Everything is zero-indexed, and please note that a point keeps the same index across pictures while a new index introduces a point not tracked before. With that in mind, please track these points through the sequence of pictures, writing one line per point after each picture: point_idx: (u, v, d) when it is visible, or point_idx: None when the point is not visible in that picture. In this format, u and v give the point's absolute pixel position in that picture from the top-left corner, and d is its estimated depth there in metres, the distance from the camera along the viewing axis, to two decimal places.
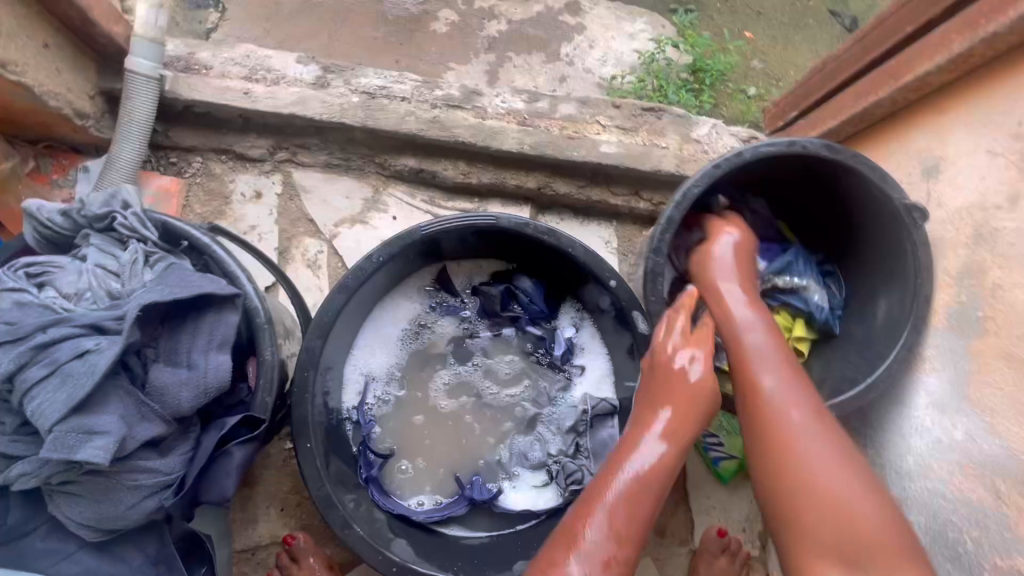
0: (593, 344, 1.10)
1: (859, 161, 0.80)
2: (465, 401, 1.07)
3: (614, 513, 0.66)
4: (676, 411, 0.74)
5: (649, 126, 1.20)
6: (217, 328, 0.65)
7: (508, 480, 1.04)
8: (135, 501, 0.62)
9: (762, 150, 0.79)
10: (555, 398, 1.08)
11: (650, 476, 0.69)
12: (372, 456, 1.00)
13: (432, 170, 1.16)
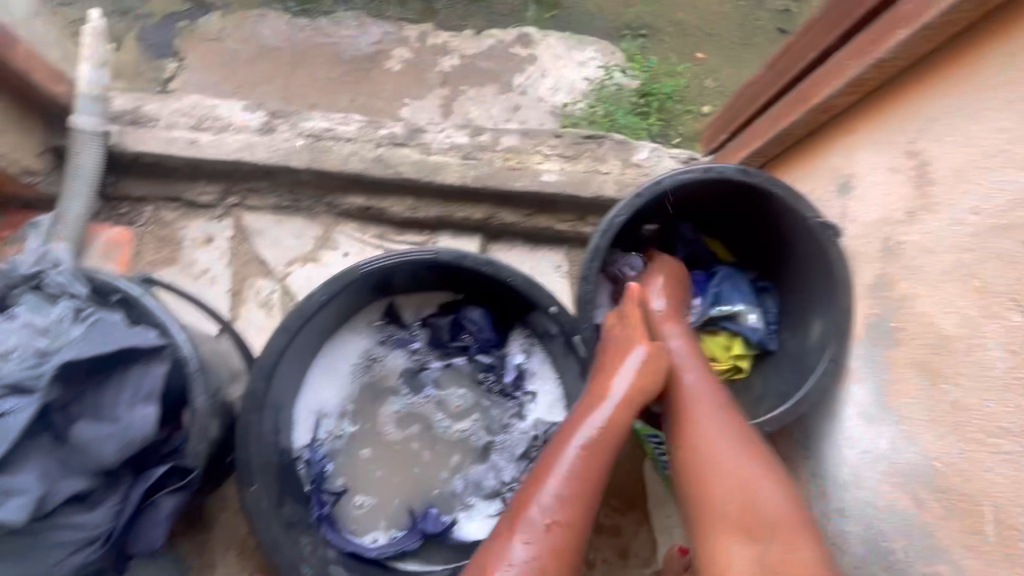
0: (543, 369, 1.11)
1: (775, 183, 0.84)
2: (421, 433, 1.08)
3: (552, 497, 0.75)
4: (616, 406, 0.82)
5: (591, 154, 1.24)
6: (143, 381, 0.67)
7: (463, 510, 1.04)
8: (60, 556, 0.64)
9: (681, 177, 0.83)
10: (508, 425, 1.09)
11: (588, 469, 0.78)
12: (325, 494, 1.01)
13: (380, 207, 1.18)
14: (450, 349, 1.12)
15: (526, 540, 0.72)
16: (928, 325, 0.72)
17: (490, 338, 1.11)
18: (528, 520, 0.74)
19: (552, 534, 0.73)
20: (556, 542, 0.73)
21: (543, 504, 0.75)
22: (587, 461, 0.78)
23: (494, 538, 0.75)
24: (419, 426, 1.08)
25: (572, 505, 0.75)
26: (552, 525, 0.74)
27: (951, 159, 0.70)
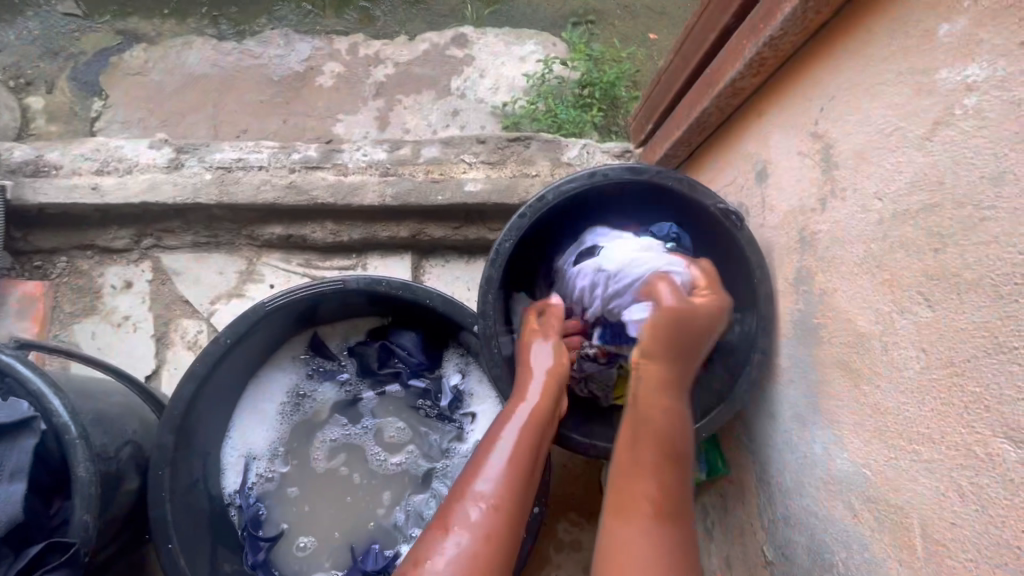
0: (482, 390, 1.07)
1: (666, 176, 0.81)
2: (356, 466, 1.04)
3: (490, 489, 0.67)
4: (537, 401, 0.76)
5: (517, 157, 1.19)
6: (8, 458, 0.64)
7: (406, 542, 0.99)
8: None
9: (562, 189, 0.80)
10: (448, 450, 1.04)
11: (522, 452, 0.71)
12: (260, 540, 0.97)
13: (301, 234, 1.14)
14: (383, 378, 1.08)
15: (462, 534, 0.63)
16: (845, 320, 0.67)
17: (423, 361, 1.07)
18: (463, 513, 0.65)
19: (492, 522, 0.65)
20: (496, 533, 0.64)
21: (482, 496, 0.66)
22: (522, 448, 0.71)
23: (424, 543, 0.65)
24: (355, 460, 1.04)
25: (509, 490, 0.68)
26: (489, 514, 0.65)
27: (852, 139, 0.64)
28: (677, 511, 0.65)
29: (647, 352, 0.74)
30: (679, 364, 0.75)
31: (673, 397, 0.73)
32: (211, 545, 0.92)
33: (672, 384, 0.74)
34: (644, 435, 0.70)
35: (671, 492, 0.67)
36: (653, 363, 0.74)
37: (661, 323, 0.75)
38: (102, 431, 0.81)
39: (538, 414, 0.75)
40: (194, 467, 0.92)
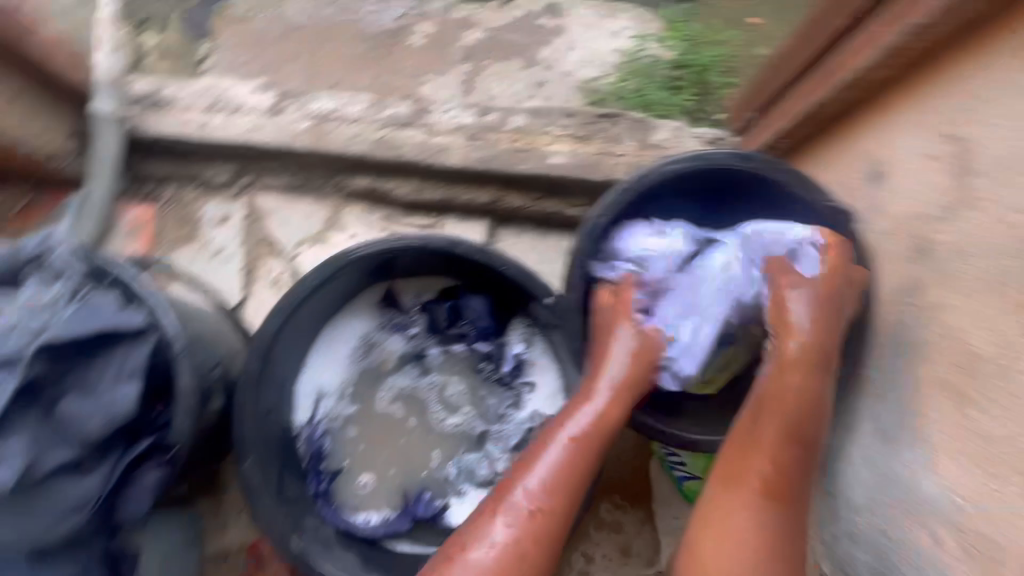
0: (542, 362, 1.07)
1: (773, 167, 0.79)
2: (415, 417, 1.08)
3: (536, 487, 0.72)
4: (601, 408, 0.78)
5: (605, 134, 1.16)
6: (128, 360, 0.71)
7: (455, 495, 1.04)
8: (55, 519, 0.68)
9: (667, 168, 0.79)
10: (504, 415, 1.06)
11: (577, 458, 0.75)
12: (322, 471, 1.04)
13: (386, 188, 1.17)
14: (451, 336, 1.11)
15: (507, 521, 0.70)
16: (957, 338, 0.63)
17: (490, 326, 1.09)
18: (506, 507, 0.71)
19: (532, 517, 0.70)
20: (535, 528, 0.70)
21: (527, 493, 0.71)
22: (574, 448, 0.75)
23: (467, 529, 0.72)
24: (417, 411, 1.09)
25: (552, 490, 0.72)
26: (531, 510, 0.70)
27: (998, 145, 0.59)
28: (793, 496, 0.68)
29: (794, 333, 0.75)
30: (829, 347, 0.74)
31: (817, 378, 0.73)
32: (279, 470, 0.98)
33: (818, 369, 0.73)
34: (771, 412, 0.72)
35: (793, 478, 0.68)
36: (797, 344, 0.75)
37: (812, 300, 0.76)
38: (202, 348, 0.87)
39: (590, 423, 0.77)
40: (273, 395, 0.98)
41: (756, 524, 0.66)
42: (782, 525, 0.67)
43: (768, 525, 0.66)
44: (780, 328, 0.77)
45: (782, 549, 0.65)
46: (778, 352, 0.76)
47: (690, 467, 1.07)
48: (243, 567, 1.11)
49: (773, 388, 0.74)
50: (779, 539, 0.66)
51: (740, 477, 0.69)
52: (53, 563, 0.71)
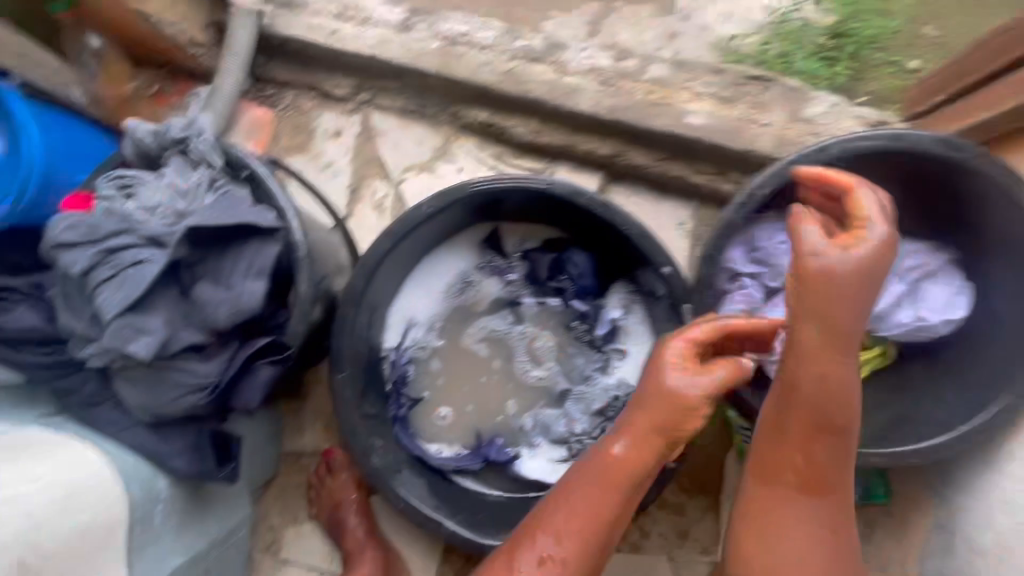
0: (637, 332, 1.03)
1: (983, 162, 0.71)
2: (500, 362, 1.07)
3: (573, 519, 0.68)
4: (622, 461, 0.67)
5: (752, 99, 1.05)
6: (257, 257, 0.71)
7: (527, 447, 1.04)
8: (177, 395, 0.70)
9: (856, 143, 0.73)
10: (589, 377, 1.04)
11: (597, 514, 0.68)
12: (404, 397, 1.05)
13: (503, 126, 1.12)
14: (549, 290, 1.07)
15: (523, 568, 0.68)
16: None
17: (591, 286, 1.05)
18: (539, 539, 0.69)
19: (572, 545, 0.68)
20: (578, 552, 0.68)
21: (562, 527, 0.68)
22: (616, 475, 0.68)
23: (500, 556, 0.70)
24: (503, 357, 1.07)
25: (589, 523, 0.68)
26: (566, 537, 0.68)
27: None
28: (832, 486, 0.66)
29: (814, 317, 0.62)
30: (855, 326, 0.62)
31: (846, 363, 0.63)
32: (364, 388, 0.98)
33: (845, 357, 0.63)
34: (797, 407, 0.65)
35: (834, 472, 0.66)
36: (818, 326, 0.62)
37: (834, 276, 0.61)
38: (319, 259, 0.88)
39: (609, 477, 0.67)
40: (370, 315, 0.98)
41: (804, 515, 0.66)
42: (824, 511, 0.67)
43: (812, 510, 0.67)
44: (796, 310, 0.63)
45: (829, 532, 0.67)
46: (794, 341, 0.64)
47: None
48: (315, 469, 1.18)
49: (790, 381, 0.65)
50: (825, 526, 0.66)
51: (776, 469, 0.67)
52: (166, 435, 0.74)
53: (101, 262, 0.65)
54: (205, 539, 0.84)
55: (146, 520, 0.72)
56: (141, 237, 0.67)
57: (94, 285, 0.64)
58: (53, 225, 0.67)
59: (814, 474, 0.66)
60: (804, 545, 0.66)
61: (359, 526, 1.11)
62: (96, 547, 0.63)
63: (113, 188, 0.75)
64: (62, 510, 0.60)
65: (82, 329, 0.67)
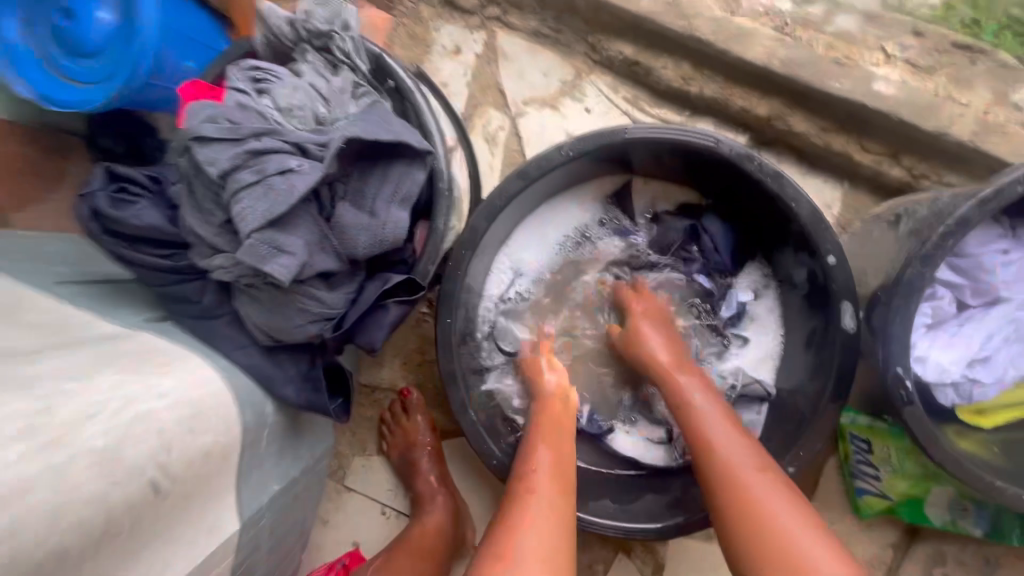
0: (761, 321, 0.95)
1: None
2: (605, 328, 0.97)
3: (535, 493, 0.64)
4: (540, 454, 0.69)
5: (953, 72, 0.89)
6: (404, 182, 0.62)
7: (623, 422, 0.97)
8: (302, 322, 0.63)
9: None
10: (705, 361, 0.94)
11: (542, 517, 0.61)
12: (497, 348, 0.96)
13: (649, 66, 0.98)
14: (674, 258, 0.97)
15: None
16: None
17: (727, 264, 0.96)
18: (519, 519, 0.61)
19: (550, 521, 0.61)
20: (562, 526, 0.62)
21: (534, 499, 0.63)
22: (541, 456, 0.69)
23: (489, 550, 0.59)
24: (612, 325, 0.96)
25: (551, 496, 0.64)
26: (528, 511, 0.62)
27: None
28: (723, 441, 0.69)
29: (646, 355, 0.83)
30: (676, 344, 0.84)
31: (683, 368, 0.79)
32: (461, 333, 0.88)
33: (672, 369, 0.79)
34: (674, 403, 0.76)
35: (714, 426, 0.71)
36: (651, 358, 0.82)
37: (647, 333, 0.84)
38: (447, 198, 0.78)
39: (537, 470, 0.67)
40: (479, 258, 0.87)
41: (729, 462, 0.67)
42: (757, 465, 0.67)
43: (732, 454, 0.68)
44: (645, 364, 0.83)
45: (751, 473, 0.66)
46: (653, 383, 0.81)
47: (882, 485, 0.95)
48: (389, 406, 1.14)
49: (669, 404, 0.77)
50: (758, 463, 0.67)
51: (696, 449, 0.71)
52: (279, 362, 0.69)
53: (242, 164, 0.57)
54: (299, 467, 0.81)
55: (254, 445, 0.67)
56: (286, 141, 0.59)
57: (233, 190, 0.56)
58: (192, 114, 0.60)
59: (715, 432, 0.70)
60: (762, 500, 0.63)
61: (433, 470, 1.08)
62: (215, 469, 0.59)
63: (246, 79, 0.66)
64: (191, 431, 0.55)
65: (215, 237, 0.61)
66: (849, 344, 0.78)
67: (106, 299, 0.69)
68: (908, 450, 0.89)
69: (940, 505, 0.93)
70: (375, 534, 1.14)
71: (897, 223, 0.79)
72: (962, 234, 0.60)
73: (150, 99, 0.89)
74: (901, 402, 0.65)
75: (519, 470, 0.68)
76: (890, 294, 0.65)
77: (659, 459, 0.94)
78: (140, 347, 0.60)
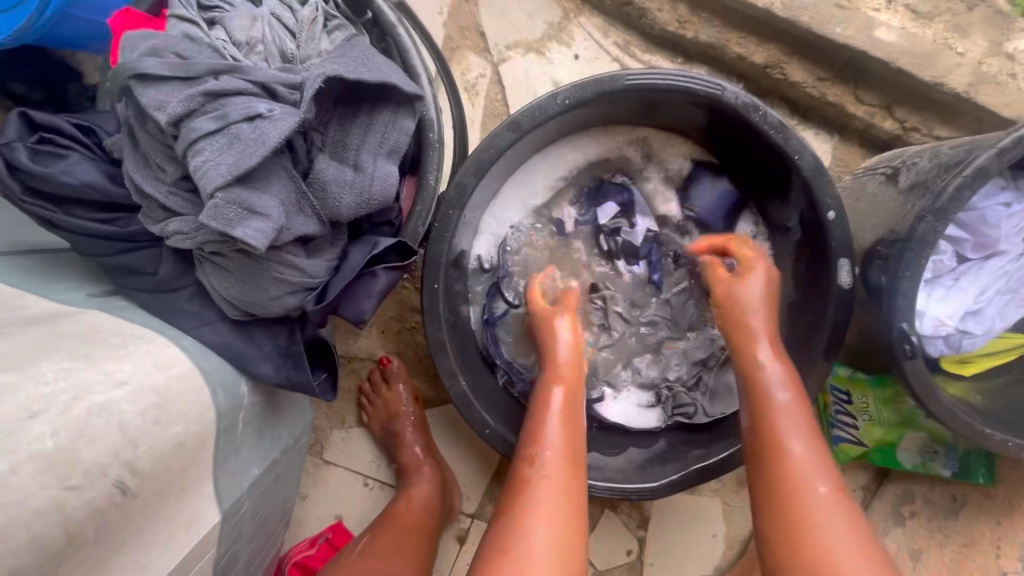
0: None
1: None
2: (600, 208, 0.94)
3: (545, 475, 0.61)
4: (556, 433, 0.65)
5: (951, 18, 0.87)
6: (391, 132, 0.54)
7: (611, 389, 0.92)
8: (278, 294, 0.56)
9: None
10: (696, 326, 0.92)
11: (565, 505, 0.59)
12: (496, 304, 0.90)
13: (642, 8, 0.92)
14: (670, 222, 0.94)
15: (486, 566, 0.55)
16: None
17: (717, 232, 0.93)
18: (530, 505, 0.59)
19: (559, 505, 0.59)
20: (572, 512, 0.59)
21: (544, 480, 0.60)
22: (552, 432, 0.65)
23: (496, 533, 0.58)
24: (614, 215, 0.93)
25: (559, 478, 0.61)
26: (541, 494, 0.59)
27: None
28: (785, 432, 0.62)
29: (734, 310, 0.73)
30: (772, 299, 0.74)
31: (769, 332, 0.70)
32: (449, 297, 0.81)
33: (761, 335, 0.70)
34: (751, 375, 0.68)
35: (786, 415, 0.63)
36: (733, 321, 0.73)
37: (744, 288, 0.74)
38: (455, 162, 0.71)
39: (558, 450, 0.63)
40: (465, 219, 0.79)
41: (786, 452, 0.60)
42: (811, 460, 0.60)
43: (788, 446, 0.61)
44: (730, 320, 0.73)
45: (802, 466, 0.59)
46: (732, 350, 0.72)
47: (858, 432, 0.95)
48: (368, 376, 1.08)
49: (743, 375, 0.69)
50: (813, 454, 0.60)
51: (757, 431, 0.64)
52: (255, 338, 0.62)
53: (199, 109, 0.48)
54: (279, 448, 0.75)
55: (231, 429, 0.60)
56: (249, 81, 0.50)
57: (189, 140, 0.47)
58: (129, 48, 0.50)
59: (777, 415, 0.63)
60: (805, 492, 0.58)
61: (416, 441, 1.03)
62: (191, 460, 0.52)
63: (191, 5, 0.55)
64: (156, 423, 0.47)
65: (168, 197, 0.52)
66: (843, 300, 0.75)
67: (40, 272, 0.59)
68: (887, 399, 0.90)
69: (912, 450, 0.95)
70: (356, 506, 1.08)
71: (895, 177, 0.77)
72: (976, 187, 0.61)
73: (65, 33, 0.76)
74: (903, 356, 0.66)
75: (528, 446, 0.65)
76: (900, 247, 0.67)
77: (647, 420, 0.89)
78: (85, 327, 0.51)
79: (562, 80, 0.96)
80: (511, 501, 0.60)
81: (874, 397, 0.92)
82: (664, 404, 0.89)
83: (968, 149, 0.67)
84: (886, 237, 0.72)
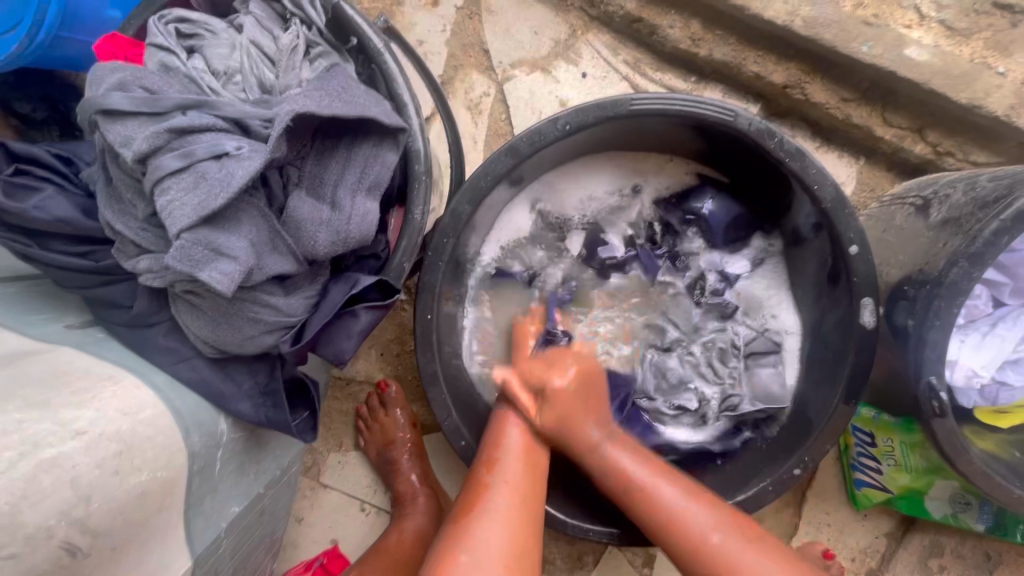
0: (757, 303, 0.86)
1: None
2: (569, 239, 0.88)
3: (504, 480, 0.59)
4: (520, 432, 0.65)
5: (991, 36, 0.80)
6: (372, 166, 0.52)
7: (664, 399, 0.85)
8: (255, 334, 0.54)
9: None
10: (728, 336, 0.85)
11: (524, 517, 0.58)
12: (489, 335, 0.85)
13: (654, 24, 0.87)
14: (661, 228, 0.88)
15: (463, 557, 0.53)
16: None
17: (716, 240, 0.87)
18: (486, 508, 0.57)
19: (512, 507, 0.58)
20: (522, 516, 0.58)
21: (500, 484, 0.59)
22: (516, 438, 0.64)
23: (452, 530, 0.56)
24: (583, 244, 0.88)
25: (518, 483, 0.60)
26: (496, 501, 0.58)
27: None
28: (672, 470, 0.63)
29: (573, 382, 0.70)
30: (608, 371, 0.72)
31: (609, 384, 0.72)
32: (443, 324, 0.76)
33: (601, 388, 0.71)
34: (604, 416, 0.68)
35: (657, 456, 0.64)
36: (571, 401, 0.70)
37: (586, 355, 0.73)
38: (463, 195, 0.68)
39: (517, 457, 0.62)
40: (464, 245, 0.76)
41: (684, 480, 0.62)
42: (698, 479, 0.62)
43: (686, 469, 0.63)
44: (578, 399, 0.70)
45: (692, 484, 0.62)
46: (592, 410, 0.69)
47: (883, 478, 0.87)
48: (365, 401, 1.05)
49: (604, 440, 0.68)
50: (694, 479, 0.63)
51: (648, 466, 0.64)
52: (233, 375, 0.60)
53: (164, 146, 0.46)
54: (264, 481, 0.72)
55: (207, 469, 0.57)
56: (219, 116, 0.48)
57: (155, 178, 0.45)
58: (98, 80, 0.48)
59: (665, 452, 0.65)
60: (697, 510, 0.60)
61: (413, 468, 1.00)
62: (155, 509, 0.49)
63: (170, 32, 0.53)
64: (116, 473, 0.45)
65: (140, 233, 0.50)
66: (865, 343, 0.69)
67: (18, 300, 0.57)
68: (913, 444, 0.79)
69: (941, 499, 0.85)
70: (352, 531, 1.06)
71: (925, 209, 0.71)
72: (1016, 231, 0.56)
73: (60, 56, 0.75)
74: (931, 413, 0.60)
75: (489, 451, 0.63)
76: (930, 291, 0.61)
77: (699, 436, 0.83)
78: (50, 368, 0.48)
79: (569, 99, 0.92)
80: (466, 506, 0.58)
81: (896, 442, 0.82)
82: (710, 408, 0.84)
83: (1008, 184, 0.61)
84: (914, 277, 0.65)
